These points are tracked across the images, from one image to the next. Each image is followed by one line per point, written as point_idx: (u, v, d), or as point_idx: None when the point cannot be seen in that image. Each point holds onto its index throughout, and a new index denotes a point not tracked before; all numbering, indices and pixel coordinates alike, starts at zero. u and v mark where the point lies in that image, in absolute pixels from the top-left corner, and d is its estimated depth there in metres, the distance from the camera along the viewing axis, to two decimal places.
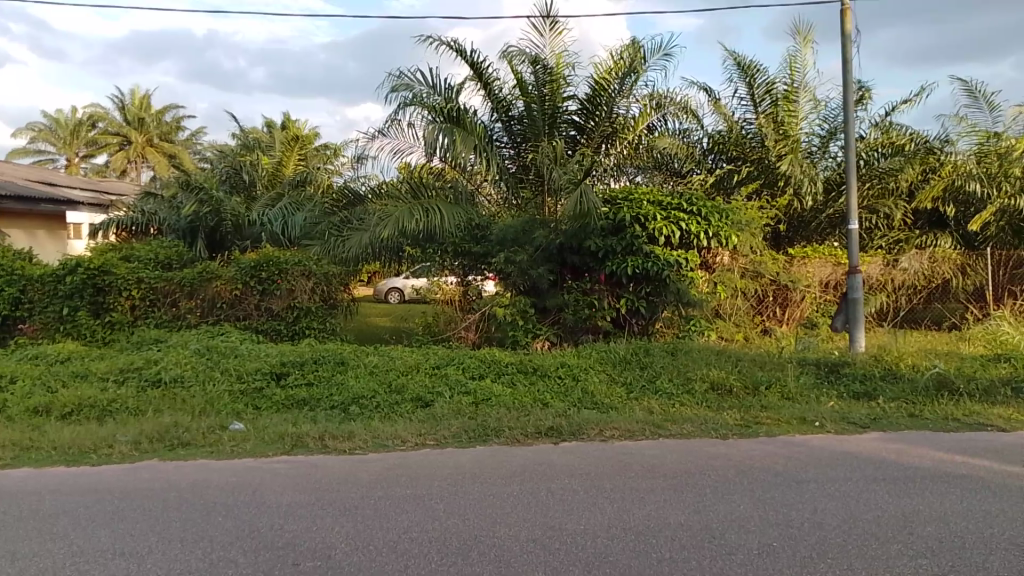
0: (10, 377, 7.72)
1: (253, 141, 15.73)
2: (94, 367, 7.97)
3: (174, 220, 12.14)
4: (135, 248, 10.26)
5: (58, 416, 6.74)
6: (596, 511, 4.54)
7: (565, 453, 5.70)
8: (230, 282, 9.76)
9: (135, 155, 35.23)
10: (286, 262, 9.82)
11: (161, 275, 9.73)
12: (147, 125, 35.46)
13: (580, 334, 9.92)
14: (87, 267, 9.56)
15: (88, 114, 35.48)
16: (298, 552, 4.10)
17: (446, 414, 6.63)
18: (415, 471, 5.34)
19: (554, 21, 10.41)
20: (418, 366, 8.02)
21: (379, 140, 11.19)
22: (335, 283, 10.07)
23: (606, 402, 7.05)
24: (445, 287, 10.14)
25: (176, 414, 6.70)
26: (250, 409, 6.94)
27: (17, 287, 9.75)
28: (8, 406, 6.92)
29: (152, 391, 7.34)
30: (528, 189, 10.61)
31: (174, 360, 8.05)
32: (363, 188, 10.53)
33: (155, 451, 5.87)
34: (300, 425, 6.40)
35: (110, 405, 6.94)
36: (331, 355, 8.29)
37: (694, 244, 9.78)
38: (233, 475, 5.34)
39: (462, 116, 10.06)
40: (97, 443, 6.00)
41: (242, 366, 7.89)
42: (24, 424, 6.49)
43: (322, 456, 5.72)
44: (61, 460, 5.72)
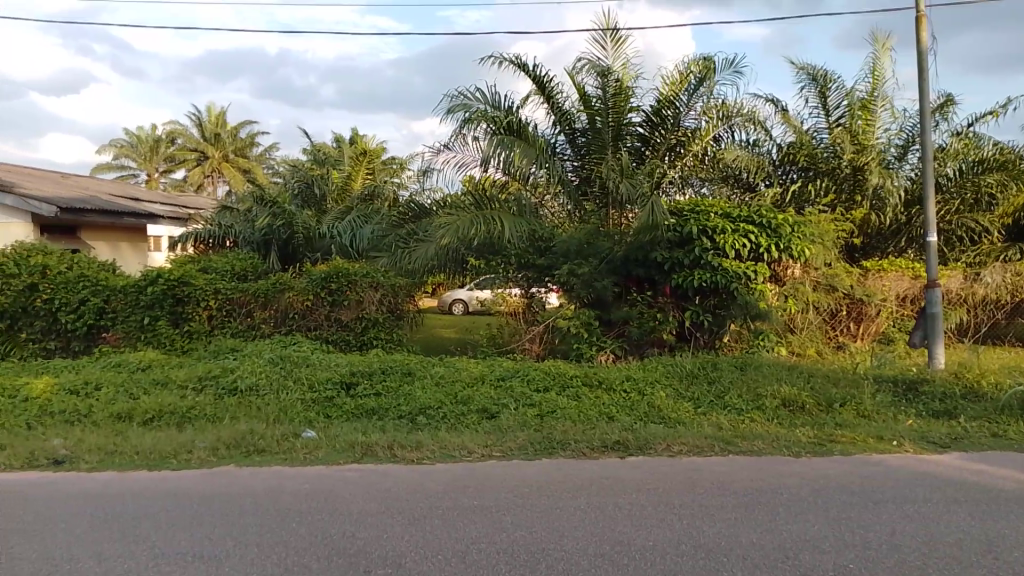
0: (95, 384, 8.11)
1: (323, 155, 16.18)
2: (174, 375, 8.30)
3: (248, 233, 12.59)
4: (212, 261, 10.67)
5: (140, 421, 7.04)
6: (665, 528, 4.49)
7: (632, 468, 5.66)
8: (302, 293, 10.04)
9: (211, 169, 36.60)
10: (355, 274, 10.09)
11: (237, 286, 10.11)
12: (223, 140, 36.79)
13: (645, 348, 9.85)
14: (167, 278, 10.00)
15: (168, 131, 37.05)
16: (370, 560, 4.18)
17: (512, 426, 6.66)
18: (482, 483, 5.38)
19: (619, 33, 10.40)
20: (482, 378, 8.08)
21: (444, 153, 11.38)
22: (401, 295, 10.27)
23: (673, 416, 6.96)
24: (510, 299, 10.22)
25: (252, 422, 6.92)
26: (321, 417, 7.11)
27: (102, 297, 10.13)
28: (94, 412, 7.27)
29: (229, 399, 7.61)
30: (592, 202, 10.59)
31: (249, 369, 8.32)
32: (429, 201, 10.72)
33: (232, 457, 6.09)
34: (369, 434, 6.52)
35: (189, 412, 7.21)
36: (398, 366, 8.43)
37: (765, 258, 9.52)
38: (306, 482, 5.50)
39: (525, 130, 10.14)
40: (177, 449, 6.25)
41: (312, 376, 8.10)
42: (109, 430, 6.80)
43: (392, 465, 5.84)
44: (143, 465, 5.97)
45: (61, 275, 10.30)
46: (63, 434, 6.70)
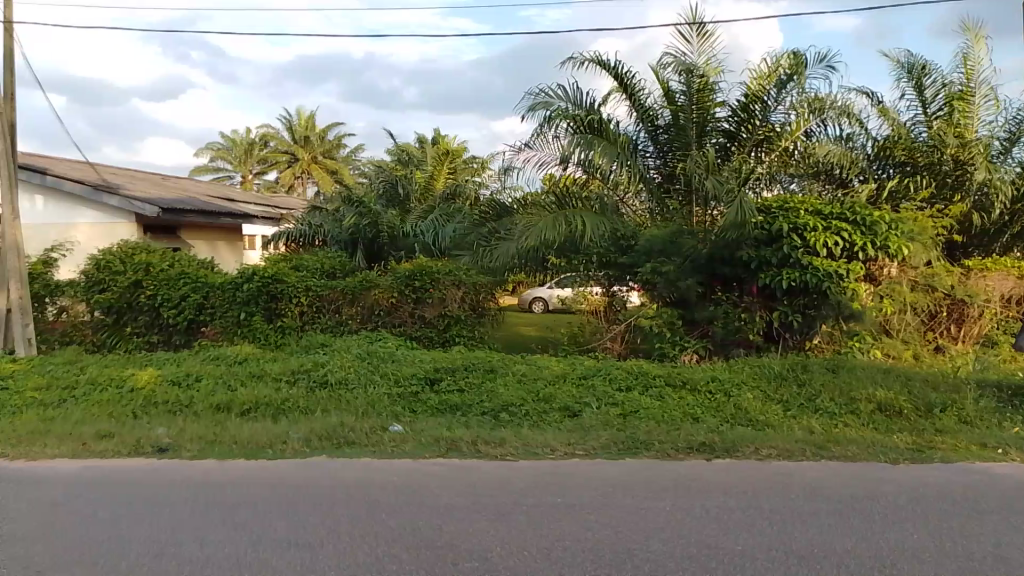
0: (197, 376, 8.57)
1: (406, 155, 16.54)
2: (269, 368, 8.66)
3: (336, 232, 12.98)
4: (303, 259, 11.07)
5: (238, 412, 7.40)
6: (754, 532, 4.41)
7: (718, 471, 5.57)
8: (388, 291, 10.29)
9: (301, 171, 37.95)
10: (438, 272, 10.29)
11: (326, 283, 10.47)
12: (312, 143, 38.02)
13: (730, 348, 9.67)
14: (262, 275, 10.44)
15: (261, 134, 38.59)
16: (457, 553, 4.27)
17: (595, 425, 6.66)
18: (566, 481, 5.41)
19: (703, 27, 10.21)
20: (564, 376, 8.10)
21: (525, 152, 11.45)
22: (482, 293, 10.43)
23: (761, 419, 6.80)
24: (591, 297, 10.25)
25: (342, 414, 7.17)
26: (407, 411, 7.29)
27: (201, 293, 10.62)
28: (196, 402, 7.68)
29: (320, 392, 7.89)
30: (675, 200, 10.46)
31: (338, 364, 8.60)
32: (509, 200, 10.75)
33: (324, 449, 6.33)
34: (454, 429, 6.65)
35: (283, 404, 7.52)
36: (481, 363, 8.55)
37: (859, 256, 9.15)
38: (394, 474, 5.66)
39: (607, 127, 10.09)
40: (273, 439, 6.53)
41: (399, 371, 8.31)
42: (210, 420, 7.17)
43: (477, 461, 5.94)
44: (242, 454, 6.28)
45: (164, 272, 10.86)
46: (168, 422, 7.11)
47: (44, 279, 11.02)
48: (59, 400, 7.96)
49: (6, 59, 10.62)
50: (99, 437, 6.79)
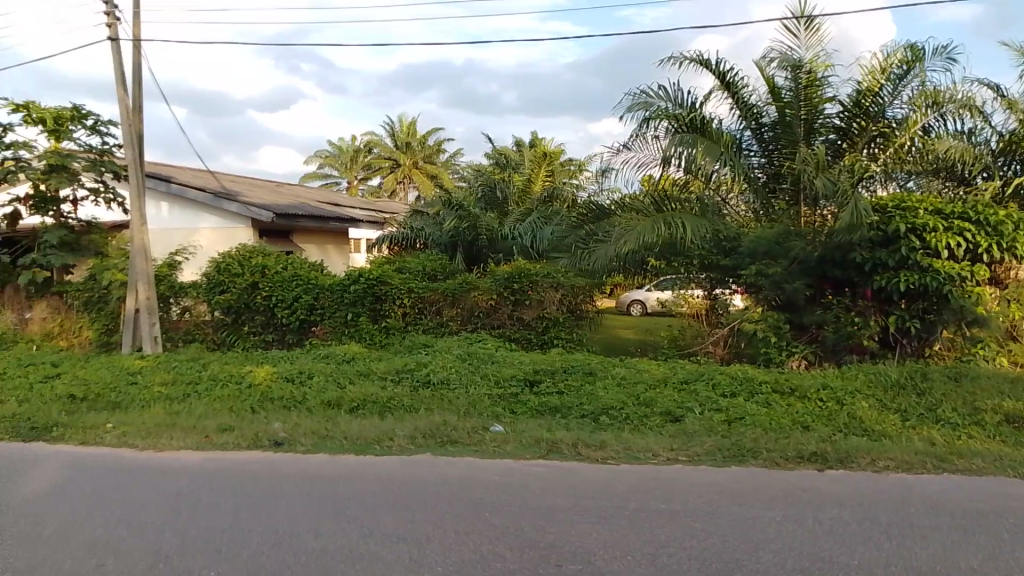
0: (308, 373, 8.97)
1: (504, 159, 16.75)
2: (374, 367, 8.96)
3: (436, 235, 13.27)
4: (406, 261, 11.36)
5: (347, 409, 7.69)
6: (871, 546, 4.21)
7: (831, 481, 5.35)
8: (487, 293, 10.47)
9: (403, 176, 39.08)
10: (536, 275, 10.33)
11: (428, 285, 10.73)
12: (413, 149, 39.08)
13: (842, 355, 9.23)
14: (367, 277, 10.81)
15: (365, 142, 39.97)
16: (561, 554, 4.29)
17: (698, 431, 6.53)
18: (670, 486, 5.34)
19: (811, 20, 9.84)
20: (665, 381, 7.98)
21: (624, 153, 11.34)
22: (580, 295, 10.48)
23: (877, 429, 6.48)
24: (692, 301, 10.01)
25: (445, 413, 7.33)
26: (507, 412, 7.38)
27: (312, 295, 11.09)
28: (308, 399, 8.04)
29: (423, 391, 8.09)
30: (781, 200, 10.11)
31: (440, 364, 8.80)
32: (607, 202, 10.60)
33: (428, 446, 6.49)
34: (554, 431, 6.67)
35: (389, 402, 7.76)
36: (580, 366, 8.54)
37: (984, 258, 8.66)
38: (497, 474, 5.74)
39: (709, 126, 9.89)
40: (379, 436, 6.76)
41: (499, 372, 8.42)
42: (321, 416, 7.49)
43: (579, 463, 5.94)
44: (350, 449, 6.53)
45: (278, 274, 11.38)
46: (283, 417, 7.48)
47: (170, 281, 11.75)
48: (184, 394, 8.51)
49: (134, 75, 11.42)
50: (220, 430, 7.22)
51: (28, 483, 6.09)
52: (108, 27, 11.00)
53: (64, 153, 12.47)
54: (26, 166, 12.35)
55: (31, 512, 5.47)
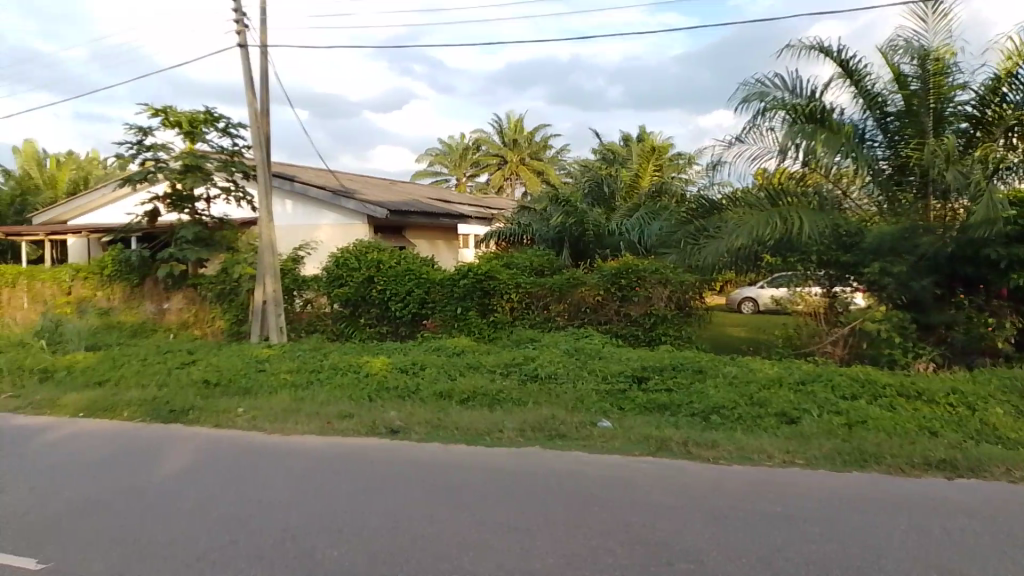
0: (420, 364, 9.28)
1: (610, 153, 16.70)
2: (483, 360, 9.16)
3: (543, 231, 13.36)
4: (514, 256, 11.51)
5: (458, 400, 7.90)
6: (1009, 561, 3.96)
7: (961, 490, 5.05)
8: (594, 288, 10.51)
9: (510, 173, 39.53)
10: (643, 270, 10.30)
11: (535, 281, 10.86)
12: (520, 145, 39.44)
13: (973, 357, 8.81)
14: (476, 272, 11.06)
15: (474, 139, 40.67)
16: (672, 552, 4.27)
17: (815, 434, 6.32)
18: (785, 489, 5.20)
19: (941, 3, 9.25)
20: (780, 381, 7.74)
21: (736, 147, 11.04)
22: (689, 291, 10.30)
23: (1014, 437, 6.06)
24: (809, 298, 9.67)
25: (553, 408, 7.42)
26: (615, 408, 7.38)
27: (423, 289, 11.45)
28: (421, 389, 8.33)
29: (531, 385, 8.20)
30: (908, 193, 9.56)
31: (548, 358, 8.89)
32: (718, 196, 10.28)
33: (537, 439, 6.60)
34: (664, 429, 6.63)
35: (498, 394, 7.92)
36: (690, 363, 8.42)
37: None
38: (606, 469, 5.77)
39: (830, 117, 9.47)
40: (490, 427, 6.93)
41: (607, 367, 8.43)
42: (434, 406, 7.74)
43: (688, 462, 5.88)
44: (462, 439, 6.72)
45: (392, 268, 11.79)
46: (398, 407, 7.78)
47: (293, 275, 12.43)
48: (306, 382, 8.99)
49: (261, 79, 12.12)
50: (339, 417, 7.60)
51: (168, 462, 6.64)
52: (237, 35, 11.73)
53: (198, 154, 13.40)
54: (165, 167, 13.34)
55: (171, 489, 5.97)
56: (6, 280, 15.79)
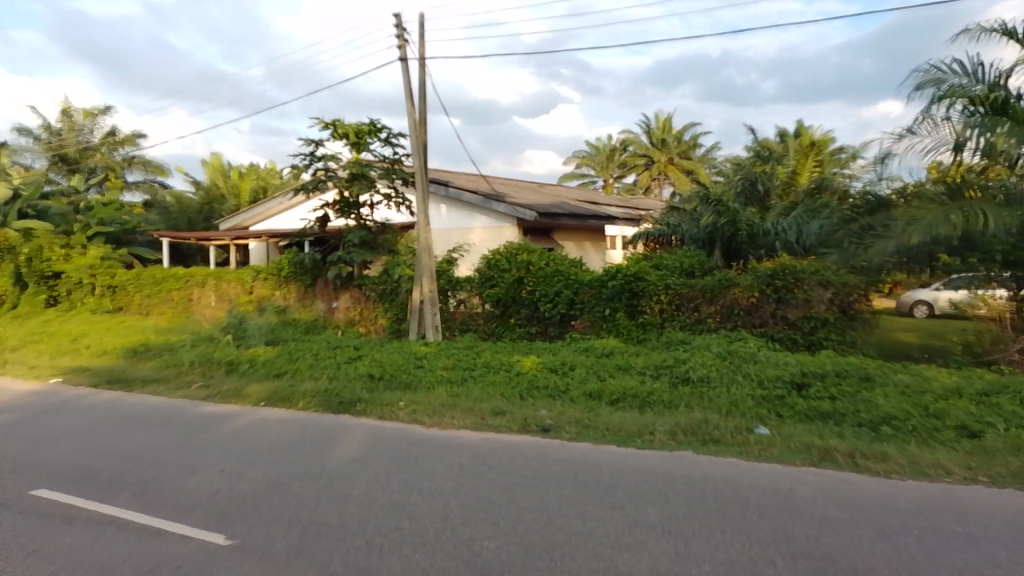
0: (570, 365, 9.41)
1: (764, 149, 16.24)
2: (633, 362, 9.15)
3: (693, 231, 13.07)
4: (663, 258, 11.37)
5: (608, 401, 7.96)
6: None
7: None
8: (748, 290, 10.20)
9: (657, 172, 38.95)
10: (802, 271, 9.90)
11: (686, 282, 10.71)
12: (669, 144, 38.74)
13: None
14: (625, 273, 11.06)
15: (620, 139, 40.43)
16: (838, 568, 4.10)
17: (1001, 449, 5.81)
18: (967, 509, 4.83)
19: None
20: (959, 392, 7.16)
21: (907, 139, 10.31)
22: (854, 294, 9.70)
23: None
24: (993, 302, 9.17)
25: (706, 412, 7.30)
26: (773, 415, 7.14)
27: (572, 290, 11.60)
28: (571, 389, 8.45)
29: (682, 388, 8.10)
30: None
31: (700, 362, 8.72)
32: (887, 191, 9.71)
33: (690, 444, 6.52)
34: (827, 438, 6.34)
35: (649, 396, 7.89)
36: (854, 370, 7.99)
37: None
38: (764, 477, 5.61)
39: (1017, 105, 8.64)
40: (641, 429, 6.94)
41: (763, 372, 8.17)
42: (584, 406, 7.85)
43: (855, 474, 5.59)
44: (613, 440, 6.77)
45: (541, 270, 12.04)
46: (549, 405, 7.96)
47: (448, 276, 12.92)
48: (461, 379, 9.39)
49: (420, 90, 12.78)
50: (494, 414, 7.89)
51: (341, 450, 7.18)
52: (398, 49, 12.42)
53: (363, 163, 14.33)
54: (333, 176, 14.38)
55: (341, 475, 6.46)
56: (198, 281, 17.61)
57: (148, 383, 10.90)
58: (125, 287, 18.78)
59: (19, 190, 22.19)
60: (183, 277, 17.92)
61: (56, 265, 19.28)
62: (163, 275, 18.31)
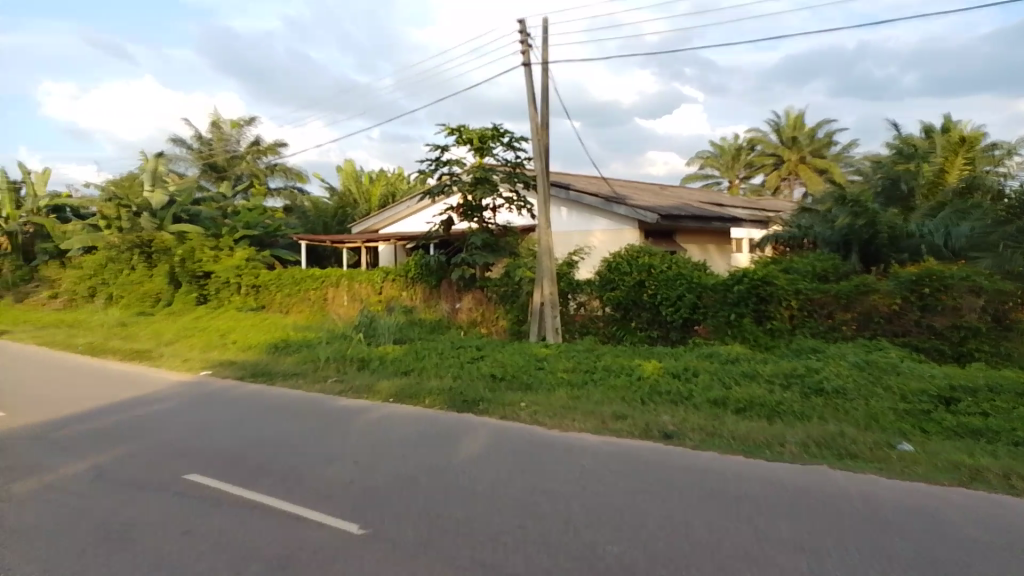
0: (694, 371, 9.21)
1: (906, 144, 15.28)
2: (761, 369, 8.84)
3: (827, 233, 12.45)
4: (793, 261, 10.94)
5: (733, 409, 7.73)
6: None
7: None
8: (889, 296, 9.64)
9: (787, 172, 37.34)
10: (950, 277, 9.25)
11: (818, 287, 10.27)
12: (800, 142, 37.07)
13: None
14: (752, 277, 10.75)
15: (747, 138, 39.09)
16: None
17: None
18: None
19: None
20: None
21: None
22: (1010, 302, 9.09)
23: None
24: None
25: (841, 424, 6.95)
26: (916, 430, 6.70)
27: (695, 294, 11.35)
28: (695, 395, 8.27)
29: (815, 398, 7.73)
30: None
31: (834, 371, 8.30)
32: None
33: (824, 457, 6.23)
34: (978, 457, 5.89)
35: (778, 406, 7.60)
36: (1010, 385, 7.37)
37: None
38: (906, 496, 5.29)
39: None
40: (770, 440, 6.70)
41: (905, 385, 7.68)
42: (709, 413, 7.67)
43: (1011, 498, 5.16)
44: (740, 450, 6.58)
45: (663, 273, 11.85)
46: (672, 412, 7.83)
47: (568, 279, 12.99)
48: (582, 382, 9.40)
49: (543, 94, 12.92)
50: (616, 418, 7.85)
51: (466, 447, 7.38)
52: (522, 55, 12.62)
53: (486, 167, 14.66)
54: (458, 180, 14.80)
55: (466, 472, 6.65)
56: (332, 281, 18.58)
57: (288, 377, 11.63)
58: (267, 287, 20.07)
59: (177, 196, 24.24)
60: (319, 277, 18.96)
61: (207, 265, 20.92)
62: (301, 276, 19.46)
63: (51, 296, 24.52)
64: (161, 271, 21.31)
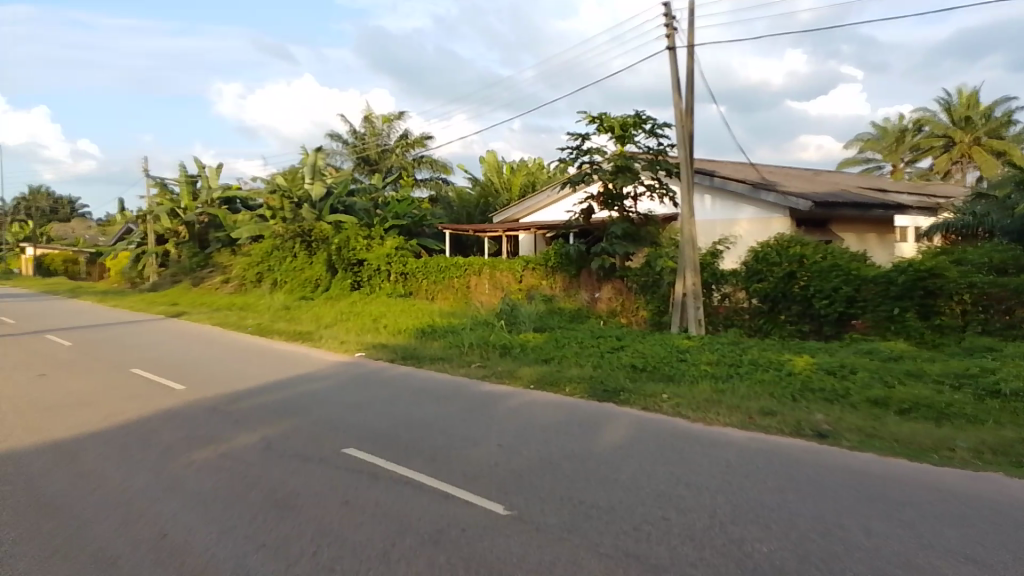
0: (850, 368, 8.70)
1: None
2: (926, 368, 8.23)
3: (1005, 221, 11.42)
4: (965, 250, 10.20)
5: (896, 410, 7.22)
6: None
7: None
8: None
9: (959, 155, 34.20)
10: None
11: (994, 280, 9.59)
12: (975, 122, 33.83)
13: None
14: (916, 269, 10.05)
15: (913, 119, 36.18)
16: None
17: None
18: None
19: None
20: None
21: None
22: None
23: None
24: None
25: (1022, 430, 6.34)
26: None
27: (852, 287, 10.69)
28: (851, 393, 7.81)
29: (991, 401, 7.08)
30: None
31: (1014, 373, 7.57)
32: None
33: (1001, 465, 5.71)
34: None
35: (947, 408, 7.03)
36: None
37: None
38: None
39: None
40: (938, 444, 6.22)
41: None
42: (867, 413, 7.22)
43: None
44: (903, 453, 6.16)
45: (816, 264, 11.29)
46: (826, 410, 7.43)
47: (712, 269, 12.60)
48: (727, 375, 9.11)
49: (687, 78, 12.58)
50: (763, 414, 7.56)
51: (607, 436, 7.38)
52: (667, 39, 12.34)
53: (627, 155, 14.53)
54: (599, 169, 14.76)
55: (608, 460, 6.64)
56: (475, 270, 19.08)
57: (434, 361, 12.10)
58: (415, 275, 20.95)
59: (334, 188, 25.79)
60: (463, 266, 19.54)
61: (361, 253, 22.12)
62: (445, 264, 20.16)
63: (224, 280, 26.85)
64: (319, 258, 22.77)
